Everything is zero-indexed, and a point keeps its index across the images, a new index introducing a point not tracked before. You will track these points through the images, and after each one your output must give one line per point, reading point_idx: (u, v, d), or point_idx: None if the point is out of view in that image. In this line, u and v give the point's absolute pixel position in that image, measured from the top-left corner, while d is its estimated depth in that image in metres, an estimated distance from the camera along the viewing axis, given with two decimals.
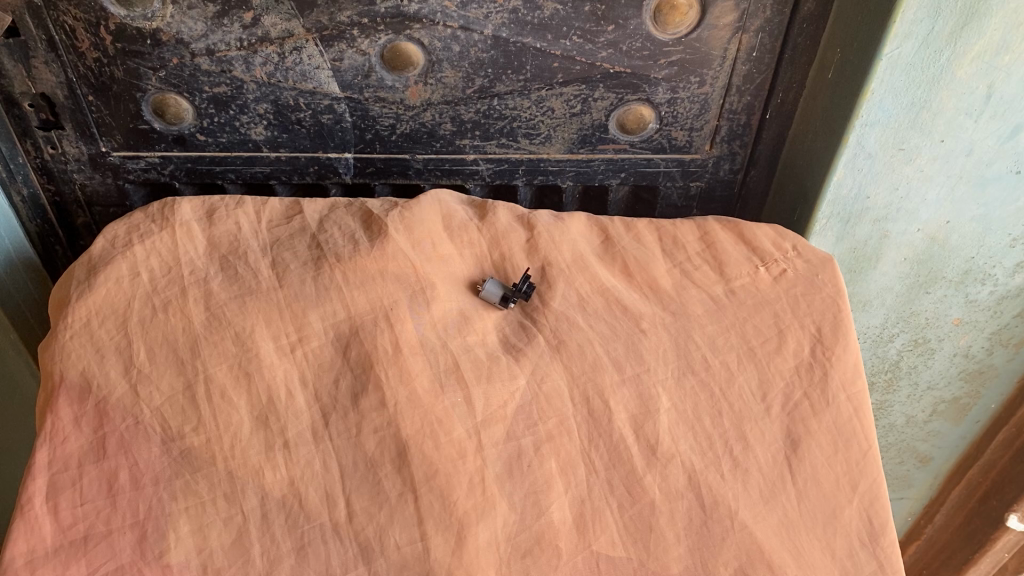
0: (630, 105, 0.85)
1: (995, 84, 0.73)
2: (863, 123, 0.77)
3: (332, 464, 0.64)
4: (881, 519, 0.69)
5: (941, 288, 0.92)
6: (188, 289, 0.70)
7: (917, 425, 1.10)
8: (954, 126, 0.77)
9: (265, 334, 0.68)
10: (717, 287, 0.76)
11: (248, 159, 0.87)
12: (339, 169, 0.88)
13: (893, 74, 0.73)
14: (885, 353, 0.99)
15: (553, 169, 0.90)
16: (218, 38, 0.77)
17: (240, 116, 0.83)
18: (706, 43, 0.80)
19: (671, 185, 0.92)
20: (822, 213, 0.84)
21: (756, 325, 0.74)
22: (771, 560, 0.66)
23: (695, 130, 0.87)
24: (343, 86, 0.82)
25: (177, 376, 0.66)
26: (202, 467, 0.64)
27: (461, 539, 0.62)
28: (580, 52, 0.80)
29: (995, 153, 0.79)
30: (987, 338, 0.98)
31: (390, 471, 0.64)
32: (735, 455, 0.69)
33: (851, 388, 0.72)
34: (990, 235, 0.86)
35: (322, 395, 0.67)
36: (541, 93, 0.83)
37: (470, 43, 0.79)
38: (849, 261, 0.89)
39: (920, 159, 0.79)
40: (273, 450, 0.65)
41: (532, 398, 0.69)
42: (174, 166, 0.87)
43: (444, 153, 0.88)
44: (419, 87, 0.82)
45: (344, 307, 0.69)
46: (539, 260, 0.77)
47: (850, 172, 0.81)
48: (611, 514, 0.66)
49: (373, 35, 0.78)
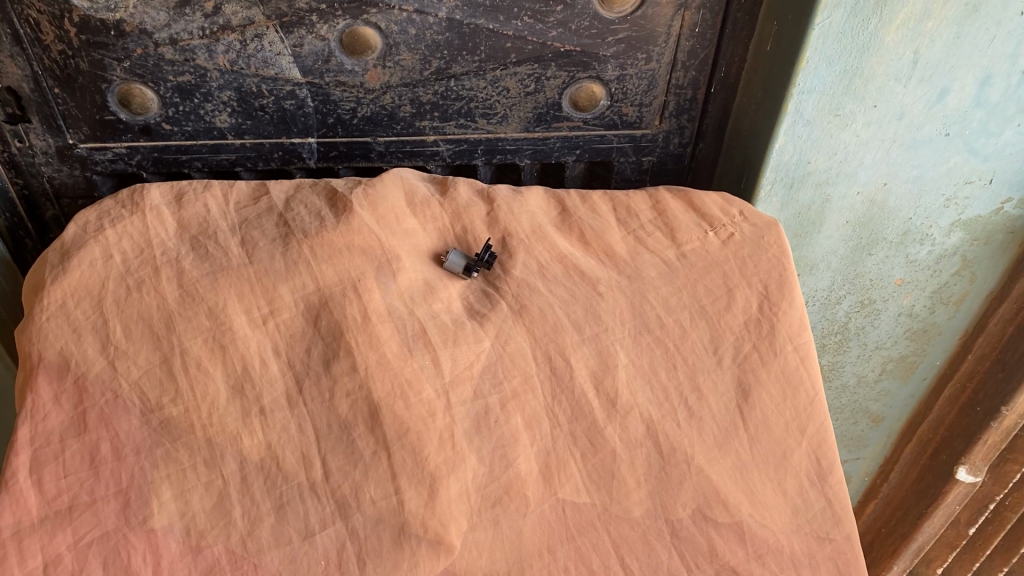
0: (581, 83, 0.89)
1: (920, 50, 0.78)
2: (800, 91, 0.81)
3: (307, 428, 0.67)
4: (829, 460, 0.74)
5: (883, 249, 0.96)
6: (161, 269, 0.72)
7: (868, 385, 1.15)
8: (885, 91, 0.81)
9: (238, 308, 0.70)
10: (669, 251, 0.80)
11: (214, 147, 0.89)
12: (303, 154, 0.91)
13: (825, 43, 0.78)
14: (834, 314, 1.04)
15: (511, 148, 0.94)
16: (181, 27, 0.80)
17: (205, 104, 0.86)
18: (651, 21, 0.84)
19: (624, 160, 0.96)
20: (767, 180, 0.89)
21: (707, 285, 0.78)
22: (725, 500, 0.71)
23: (644, 105, 0.91)
24: (304, 71, 0.85)
25: (154, 351, 0.68)
26: (182, 436, 0.66)
27: (434, 491, 0.66)
28: (531, 32, 0.84)
29: (925, 117, 0.84)
30: (928, 297, 1.03)
31: (364, 431, 0.67)
32: (690, 405, 0.74)
33: (798, 339, 0.76)
34: (925, 196, 0.91)
35: (294, 363, 0.69)
36: (496, 74, 0.87)
37: (425, 26, 0.82)
38: (795, 225, 0.93)
39: (856, 124, 0.84)
40: (250, 416, 0.67)
41: (497, 359, 0.72)
42: (140, 156, 0.89)
43: (404, 135, 0.91)
44: (378, 70, 0.85)
45: (313, 279, 0.72)
46: (500, 231, 0.80)
47: (791, 139, 0.85)
48: (575, 463, 0.71)
49: (332, 20, 0.81)
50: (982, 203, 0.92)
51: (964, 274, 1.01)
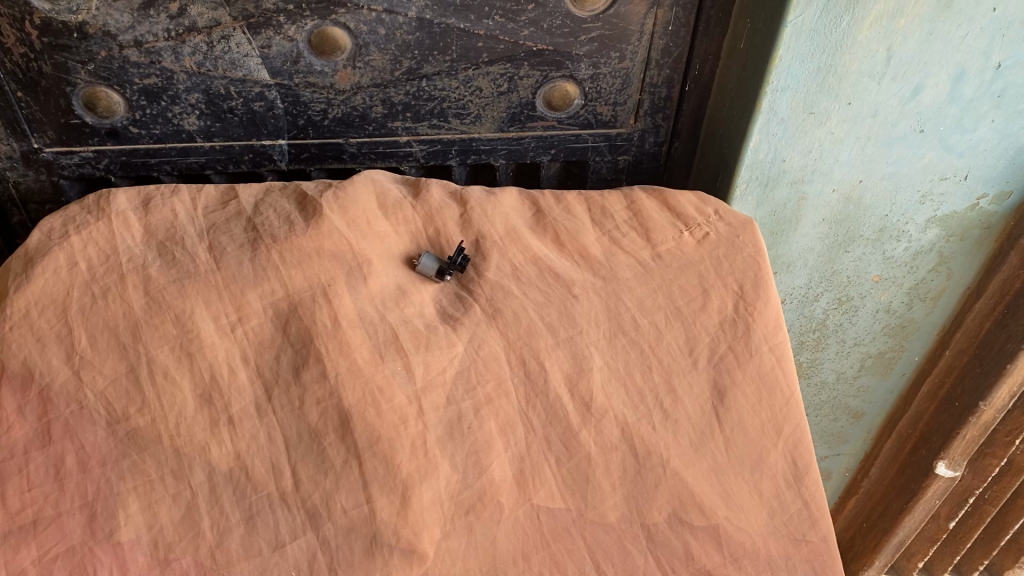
0: (555, 82, 0.88)
1: (893, 47, 0.78)
2: (773, 89, 0.81)
3: (277, 436, 0.66)
4: (805, 460, 0.73)
5: (859, 246, 0.96)
6: (127, 276, 0.70)
7: (847, 381, 1.15)
8: (859, 88, 0.81)
9: (205, 315, 0.69)
10: (644, 252, 0.80)
11: (183, 150, 0.88)
12: (274, 156, 0.90)
13: (798, 41, 0.77)
14: (812, 312, 1.04)
15: (485, 148, 0.93)
16: (146, 29, 0.78)
17: (172, 107, 0.84)
18: (624, 19, 0.83)
19: (600, 159, 0.95)
20: (741, 178, 0.88)
21: (682, 286, 0.78)
22: (701, 503, 0.71)
23: (619, 104, 0.91)
24: (273, 72, 0.83)
25: (120, 360, 0.67)
26: (149, 447, 0.65)
27: (406, 499, 0.65)
28: (503, 31, 0.83)
29: (899, 114, 0.83)
30: (905, 293, 1.03)
31: (334, 440, 0.66)
32: (666, 407, 0.73)
33: (773, 339, 0.76)
34: (901, 192, 0.91)
35: (263, 371, 0.68)
36: (468, 73, 0.86)
37: (395, 26, 0.81)
38: (771, 224, 0.93)
39: (830, 122, 0.84)
40: (218, 425, 0.66)
41: (470, 363, 0.71)
42: (108, 160, 0.87)
43: (377, 136, 0.90)
44: (348, 71, 0.84)
45: (282, 286, 0.71)
46: (473, 234, 0.79)
47: (765, 137, 0.85)
48: (549, 468, 0.70)
49: (300, 21, 0.80)
50: (957, 200, 0.92)
51: (941, 270, 1.01)
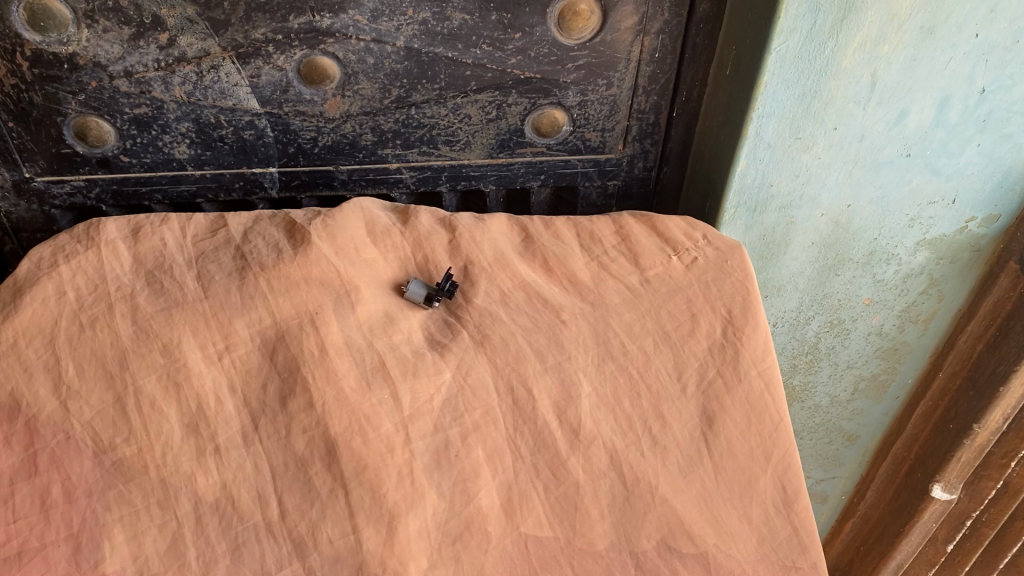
0: (543, 109, 0.88)
1: (877, 72, 0.78)
2: (760, 115, 0.81)
3: (263, 465, 0.66)
4: (794, 486, 0.73)
5: (849, 269, 0.96)
6: (115, 305, 0.70)
7: (841, 405, 1.15)
8: (845, 113, 0.81)
9: (192, 344, 0.69)
10: (632, 277, 0.80)
11: (174, 178, 0.88)
12: (264, 184, 0.90)
13: (783, 67, 0.78)
14: (803, 335, 1.04)
15: (475, 174, 0.93)
16: (136, 59, 0.79)
17: (163, 136, 0.85)
18: (611, 47, 0.84)
19: (589, 184, 0.96)
20: (729, 203, 0.88)
21: (670, 311, 0.78)
22: (690, 531, 0.70)
23: (607, 130, 0.91)
24: (262, 101, 0.84)
25: (107, 390, 0.67)
26: (135, 477, 0.65)
27: (393, 529, 0.65)
28: (490, 59, 0.83)
29: (885, 138, 0.84)
30: (897, 316, 1.03)
31: (321, 469, 0.66)
32: (655, 433, 0.73)
33: (762, 364, 0.76)
34: (890, 216, 0.91)
35: (250, 400, 0.68)
36: (456, 101, 0.87)
37: (384, 55, 0.82)
38: (761, 248, 0.93)
39: (817, 146, 0.84)
40: (205, 455, 0.66)
41: (457, 390, 0.71)
42: (99, 189, 0.88)
43: (367, 163, 0.90)
44: (338, 99, 0.85)
45: (270, 314, 0.71)
46: (461, 260, 0.80)
47: (752, 162, 0.85)
48: (537, 496, 0.70)
49: (288, 51, 0.80)
50: (946, 223, 0.93)
51: (932, 293, 1.01)
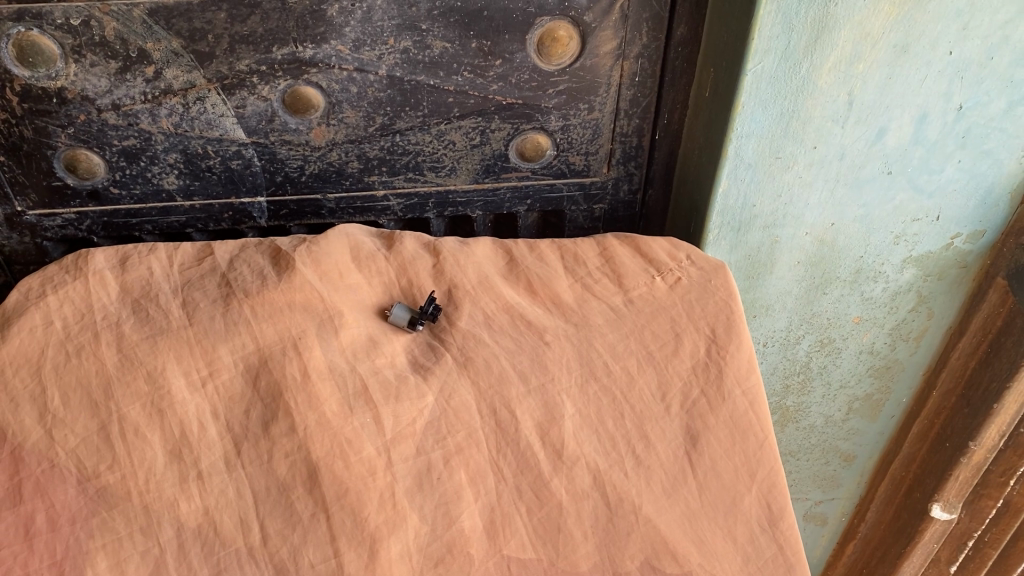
0: (526, 134, 0.89)
1: (854, 91, 0.79)
2: (739, 136, 0.81)
3: (245, 490, 0.66)
4: (779, 505, 0.72)
5: (837, 288, 0.97)
6: (101, 334, 0.71)
7: (836, 425, 1.15)
8: (824, 132, 0.82)
9: (176, 371, 0.70)
10: (616, 298, 0.81)
11: (163, 209, 0.89)
12: (253, 213, 0.91)
13: (759, 88, 0.78)
14: (794, 355, 1.04)
15: (461, 200, 0.94)
16: (123, 92, 0.80)
17: (151, 167, 0.86)
18: (591, 71, 0.85)
19: (576, 208, 0.97)
20: (712, 224, 0.89)
21: (654, 331, 0.78)
22: (675, 550, 0.70)
23: (591, 154, 0.92)
24: (249, 131, 0.85)
25: (92, 418, 0.68)
26: (119, 504, 0.65)
27: (374, 552, 0.65)
28: (472, 86, 0.85)
29: (866, 156, 0.84)
30: (888, 334, 1.03)
31: (303, 493, 0.66)
32: (638, 454, 0.73)
33: (745, 383, 0.76)
34: (874, 233, 0.91)
35: (232, 426, 0.69)
36: (440, 128, 0.88)
37: (366, 84, 0.83)
38: (746, 268, 0.93)
39: (797, 166, 0.84)
40: (187, 481, 0.66)
41: (440, 413, 0.72)
42: (90, 220, 0.89)
43: (354, 191, 0.92)
44: (323, 128, 0.86)
45: (253, 340, 0.71)
46: (445, 284, 0.80)
47: (734, 183, 0.85)
48: (520, 517, 0.70)
49: (273, 81, 0.82)
50: (931, 239, 0.93)
51: (921, 310, 1.01)
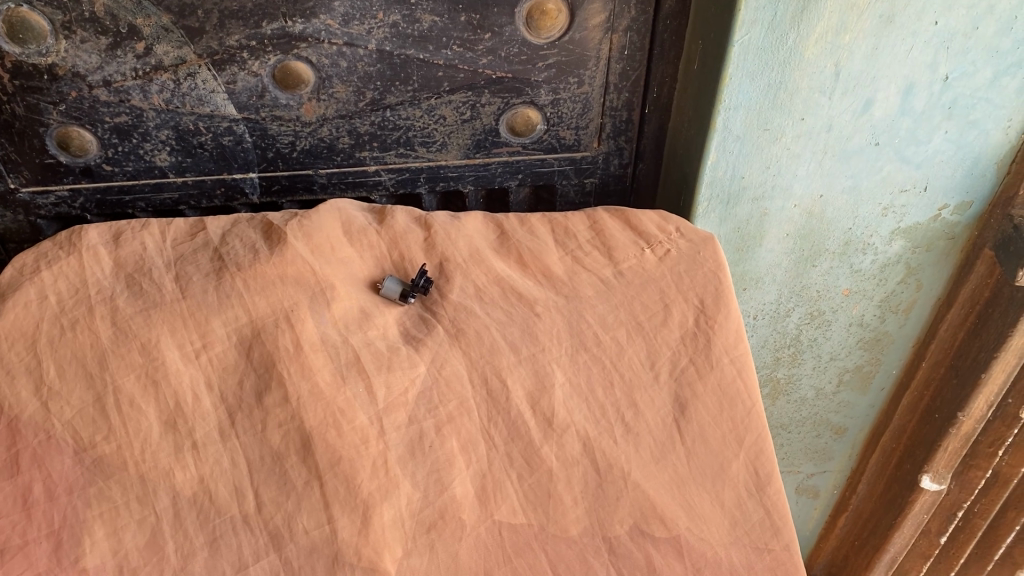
0: (516, 109, 0.90)
1: (841, 62, 0.79)
2: (727, 108, 0.82)
3: (240, 459, 0.67)
4: (767, 470, 0.73)
5: (826, 261, 0.97)
6: (95, 307, 0.72)
7: (827, 397, 1.16)
8: (811, 103, 0.82)
9: (170, 343, 0.70)
10: (607, 270, 0.82)
11: (156, 186, 0.90)
12: (245, 189, 0.92)
13: (746, 60, 0.79)
14: (784, 328, 1.05)
15: (453, 175, 0.95)
16: (114, 69, 0.81)
17: (144, 144, 0.86)
18: (580, 45, 0.86)
19: (567, 183, 0.97)
20: (702, 197, 0.89)
21: (643, 301, 0.79)
22: (663, 515, 0.71)
23: (581, 128, 0.93)
24: (239, 107, 0.85)
25: (87, 390, 0.68)
26: (115, 473, 0.66)
27: (367, 519, 0.66)
28: (462, 60, 0.85)
29: (853, 127, 0.85)
30: (877, 306, 1.04)
31: (296, 461, 0.67)
32: (627, 421, 0.74)
33: (734, 351, 0.77)
34: (863, 205, 0.92)
35: (226, 396, 0.70)
36: (430, 102, 0.88)
37: (356, 58, 0.83)
38: (736, 240, 0.94)
39: (785, 138, 0.85)
40: (183, 450, 0.67)
41: (432, 383, 0.72)
42: (84, 198, 0.89)
43: (345, 167, 0.92)
44: (313, 103, 0.86)
45: (245, 312, 0.72)
46: (437, 257, 0.81)
47: (722, 155, 0.86)
48: (511, 484, 0.71)
49: (263, 57, 0.82)
50: (920, 210, 0.94)
51: (910, 282, 1.02)
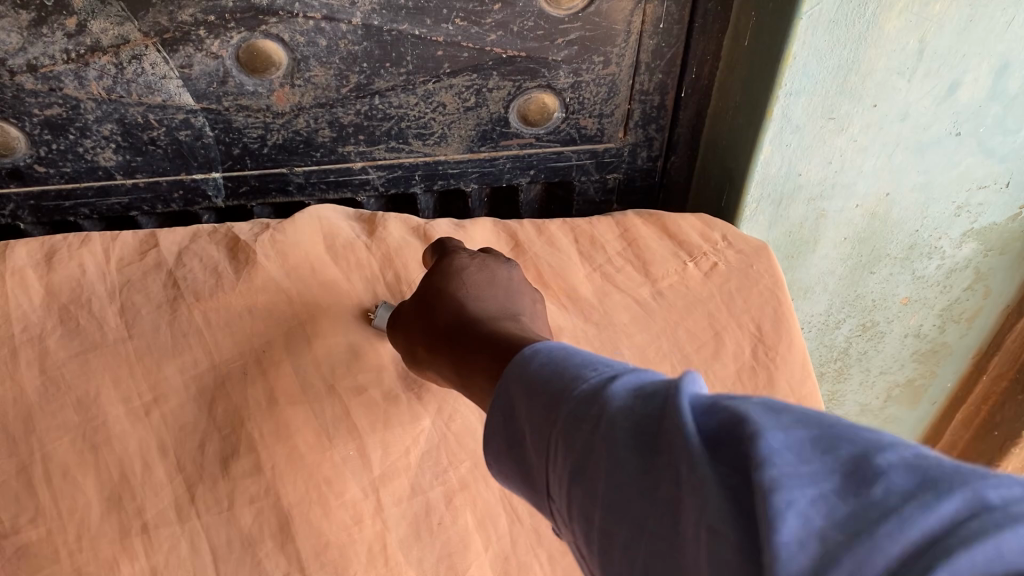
0: (530, 93, 0.76)
1: (926, 37, 0.65)
2: (787, 93, 0.68)
3: (201, 546, 0.55)
4: None
5: (886, 266, 0.84)
6: (19, 350, 0.58)
7: (872, 413, 1.04)
8: (886, 87, 0.69)
9: (113, 397, 0.58)
10: (643, 290, 0.70)
11: (101, 189, 0.75)
12: (208, 192, 0.77)
13: (815, 35, 0.65)
14: (833, 340, 0.92)
15: (453, 172, 0.81)
16: (39, 50, 0.65)
17: (83, 140, 0.71)
18: (607, 17, 0.71)
19: (585, 179, 0.84)
20: (751, 197, 0.76)
21: (689, 328, 0.68)
22: None
23: (605, 116, 0.79)
24: (197, 96, 0.70)
25: (8, 459, 0.55)
26: (44, 567, 0.53)
27: None
28: (465, 37, 0.70)
29: (932, 115, 0.71)
30: (937, 316, 0.91)
31: (272, 549, 0.56)
32: None
33: (801, 389, 0.67)
34: (933, 204, 0.79)
35: (184, 463, 0.57)
36: (428, 87, 0.74)
37: (338, 35, 0.68)
38: (786, 246, 0.81)
39: (853, 128, 0.71)
40: (130, 535, 0.55)
41: (438, 440, 0.63)
42: (14, 205, 0.74)
43: (326, 164, 0.78)
44: (287, 90, 0.71)
45: (207, 355, 0.60)
46: None
47: (778, 149, 0.72)
48: (538, 565, 0.62)
49: (223, 34, 0.67)
50: (997, 209, 0.81)
51: (977, 289, 0.89)
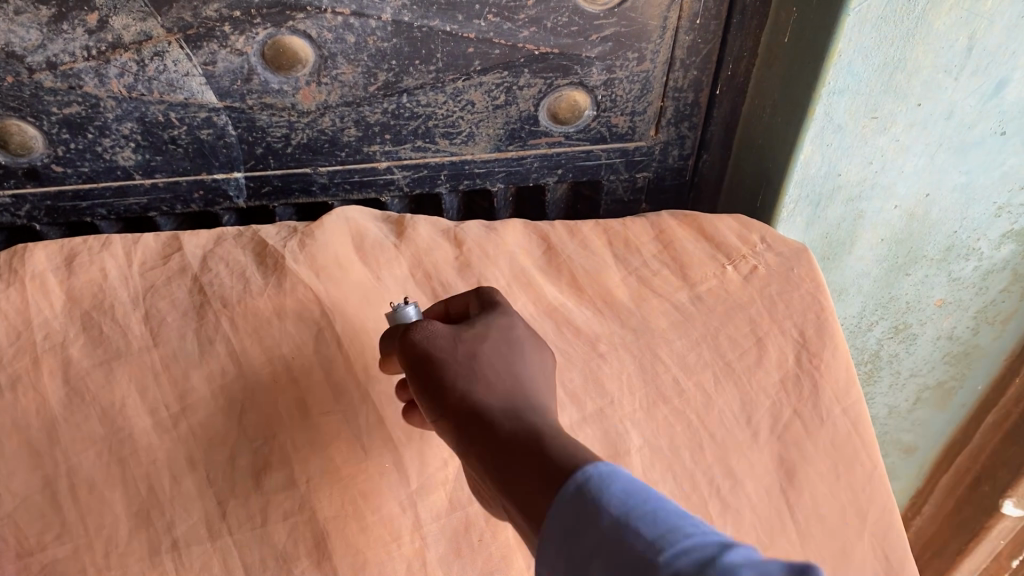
0: (561, 91, 0.74)
1: (975, 34, 0.63)
2: (830, 92, 0.66)
3: (233, 564, 0.54)
4: (897, 552, 0.61)
5: (921, 268, 0.82)
6: (41, 359, 0.56)
7: (900, 417, 1.02)
8: (932, 86, 0.67)
9: (139, 408, 0.56)
10: (681, 293, 0.68)
11: (119, 190, 0.73)
12: (229, 192, 0.75)
13: (861, 31, 0.63)
14: (866, 343, 0.90)
15: (480, 171, 0.79)
16: (59, 47, 0.63)
17: (102, 140, 0.69)
18: (642, 12, 0.69)
19: (615, 178, 0.82)
20: (789, 198, 0.74)
21: (730, 335, 0.66)
22: None
23: (637, 114, 0.76)
24: (220, 94, 0.68)
25: (32, 472, 0.53)
26: None
27: None
28: (497, 33, 0.68)
29: (977, 114, 0.69)
30: (972, 318, 0.89)
31: (309, 566, 0.54)
32: (724, 496, 0.61)
33: (846, 400, 0.65)
34: (974, 205, 0.77)
35: (214, 478, 0.55)
36: (457, 85, 0.72)
37: (366, 32, 0.66)
38: (822, 248, 0.79)
39: (896, 127, 0.69)
40: (159, 554, 0.53)
41: None
42: (30, 205, 0.72)
43: (351, 164, 0.76)
44: (312, 88, 0.69)
45: (235, 364, 0.58)
46: (473, 279, 0.66)
47: (818, 148, 0.70)
48: None
49: (249, 30, 0.65)
50: None
51: (1013, 291, 0.87)
